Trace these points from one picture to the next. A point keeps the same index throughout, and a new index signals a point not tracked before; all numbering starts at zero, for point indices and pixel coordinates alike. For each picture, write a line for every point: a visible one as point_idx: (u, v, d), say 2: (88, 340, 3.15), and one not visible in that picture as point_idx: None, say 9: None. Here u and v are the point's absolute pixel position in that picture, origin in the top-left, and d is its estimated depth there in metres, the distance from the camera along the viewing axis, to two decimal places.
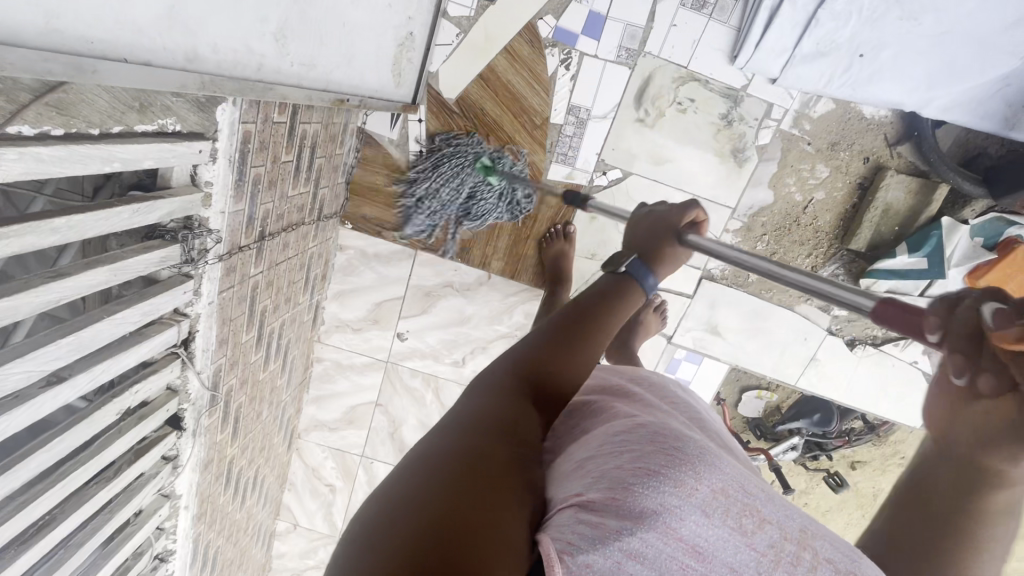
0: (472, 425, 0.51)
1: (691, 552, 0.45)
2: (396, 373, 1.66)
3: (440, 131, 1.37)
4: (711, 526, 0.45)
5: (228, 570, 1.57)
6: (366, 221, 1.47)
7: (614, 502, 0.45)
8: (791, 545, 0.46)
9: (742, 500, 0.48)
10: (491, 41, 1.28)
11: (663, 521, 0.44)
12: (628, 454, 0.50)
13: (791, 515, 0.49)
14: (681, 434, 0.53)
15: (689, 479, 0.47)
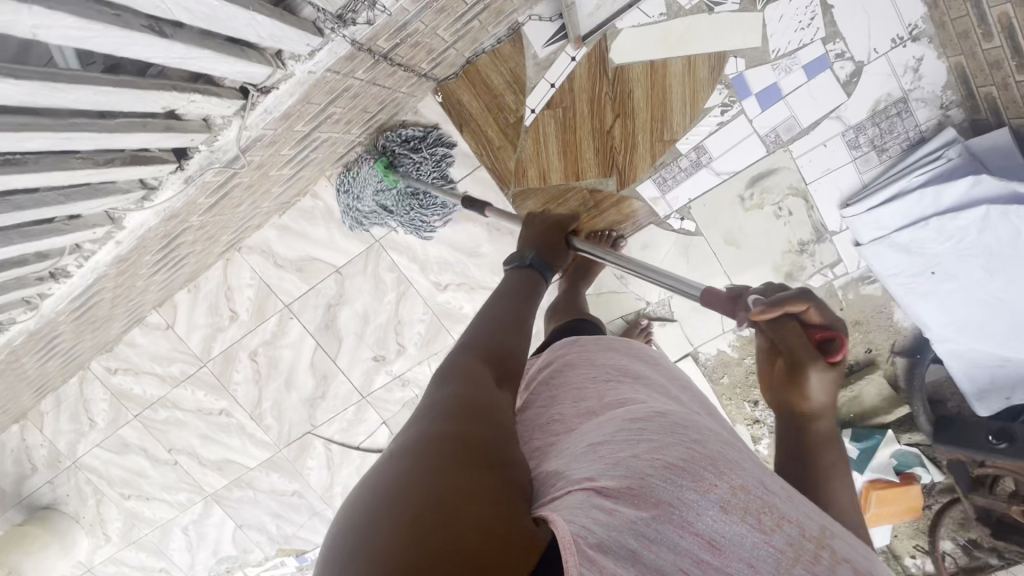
0: (444, 407, 0.53)
1: (706, 548, 0.44)
2: (376, 257, 1.55)
3: (582, 81, 1.32)
4: (730, 523, 0.45)
5: (86, 325, 1.37)
6: (457, 107, 1.37)
7: (629, 490, 0.45)
8: (810, 544, 0.45)
9: (760, 498, 0.47)
10: (683, 42, 1.26)
11: (679, 516, 0.44)
12: (643, 441, 0.49)
13: (812, 515, 0.48)
14: (699, 428, 0.52)
15: (707, 475, 0.46)
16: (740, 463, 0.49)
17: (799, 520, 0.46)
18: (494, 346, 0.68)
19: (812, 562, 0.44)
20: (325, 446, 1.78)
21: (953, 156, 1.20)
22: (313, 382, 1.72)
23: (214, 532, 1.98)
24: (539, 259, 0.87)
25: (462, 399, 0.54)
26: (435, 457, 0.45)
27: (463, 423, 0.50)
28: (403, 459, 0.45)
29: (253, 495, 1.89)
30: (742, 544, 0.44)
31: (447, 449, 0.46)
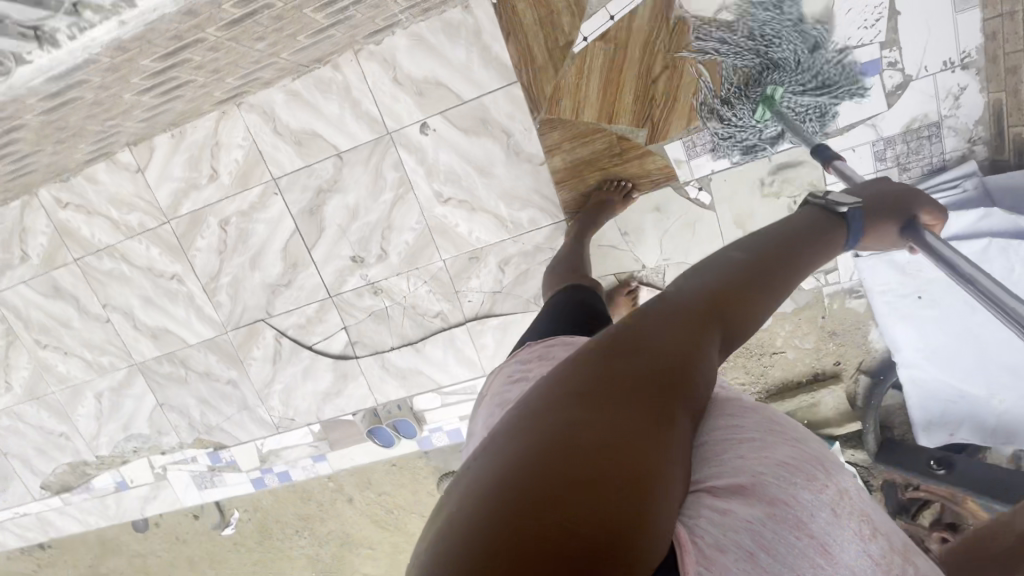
0: (639, 354, 0.54)
1: (822, 552, 0.49)
2: (383, 150, 1.47)
3: (641, 21, 1.28)
4: (839, 524, 0.52)
5: (52, 128, 1.23)
6: (509, 13, 1.30)
7: (745, 488, 0.51)
8: (892, 556, 0.54)
9: (859, 507, 0.56)
10: (750, 8, 1.24)
11: (794, 515, 0.50)
12: (748, 442, 0.56)
13: (892, 537, 0.58)
14: (806, 438, 0.60)
15: (815, 477, 0.54)
16: (843, 473, 0.58)
17: (885, 538, 0.56)
18: (723, 292, 0.65)
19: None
20: (276, 338, 1.68)
21: (969, 189, 1.25)
22: (281, 268, 1.61)
23: (131, 405, 1.83)
24: (857, 211, 0.86)
25: (658, 359, 0.54)
26: (610, 414, 0.47)
27: (651, 384, 0.51)
28: (573, 399, 0.48)
29: (184, 374, 1.77)
30: (847, 550, 0.51)
31: (624, 407, 0.48)
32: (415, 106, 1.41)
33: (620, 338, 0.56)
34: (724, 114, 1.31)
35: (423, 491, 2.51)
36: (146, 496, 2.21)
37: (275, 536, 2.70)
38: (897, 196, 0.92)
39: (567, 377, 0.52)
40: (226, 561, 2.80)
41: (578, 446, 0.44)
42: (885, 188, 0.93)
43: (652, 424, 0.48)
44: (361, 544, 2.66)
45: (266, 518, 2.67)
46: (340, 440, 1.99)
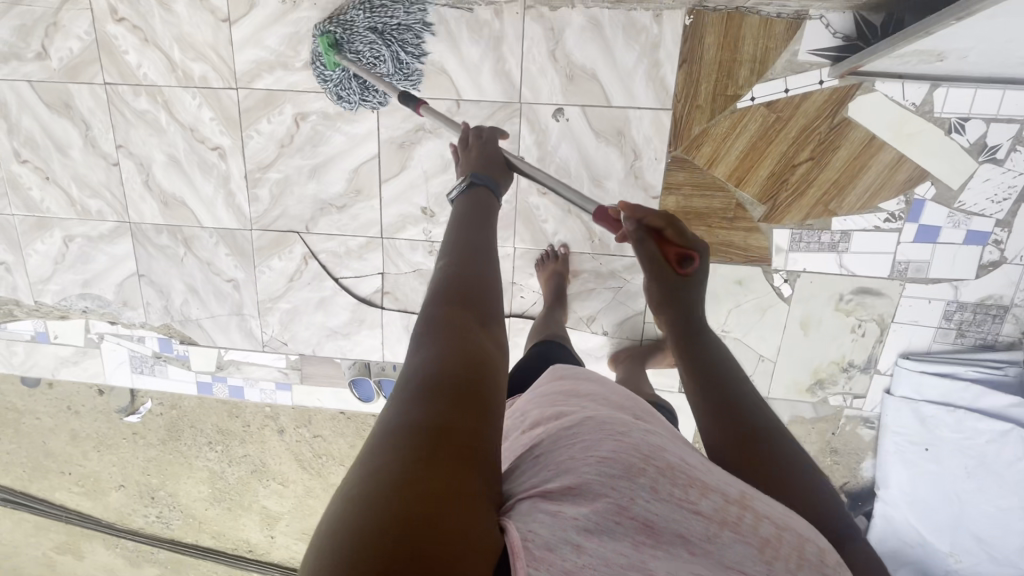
0: (424, 380, 0.52)
1: (643, 529, 0.47)
2: (504, 117, 1.36)
3: (811, 106, 1.27)
4: (658, 498, 0.48)
5: None
6: (695, 42, 1.25)
7: (573, 490, 0.49)
8: (732, 506, 0.51)
9: (684, 473, 0.51)
10: (907, 139, 1.27)
11: (613, 503, 0.47)
12: (577, 441, 0.53)
13: (731, 484, 0.55)
14: (622, 423, 0.57)
15: (635, 462, 0.50)
16: (661, 447, 0.54)
17: (717, 488, 0.52)
18: (466, 292, 0.67)
19: (736, 521, 0.50)
20: (303, 256, 1.53)
21: (1009, 375, 1.37)
22: (341, 188, 1.46)
23: (101, 263, 1.60)
24: (478, 176, 0.94)
25: (439, 373, 0.52)
26: (415, 446, 0.44)
27: (440, 399, 0.49)
28: (377, 447, 0.45)
29: (181, 255, 1.56)
30: (674, 518, 0.48)
31: (421, 431, 0.45)
32: (558, 88, 1.32)
33: (405, 375, 0.54)
34: (331, 74, 1.29)
35: (361, 447, 2.41)
36: (65, 359, 1.95)
37: (183, 440, 2.48)
38: (489, 151, 1.03)
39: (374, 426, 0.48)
40: (115, 448, 2.54)
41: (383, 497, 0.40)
42: (483, 141, 1.05)
43: (441, 433, 0.46)
44: (274, 478, 2.51)
45: (180, 419, 2.46)
46: (314, 377, 1.85)
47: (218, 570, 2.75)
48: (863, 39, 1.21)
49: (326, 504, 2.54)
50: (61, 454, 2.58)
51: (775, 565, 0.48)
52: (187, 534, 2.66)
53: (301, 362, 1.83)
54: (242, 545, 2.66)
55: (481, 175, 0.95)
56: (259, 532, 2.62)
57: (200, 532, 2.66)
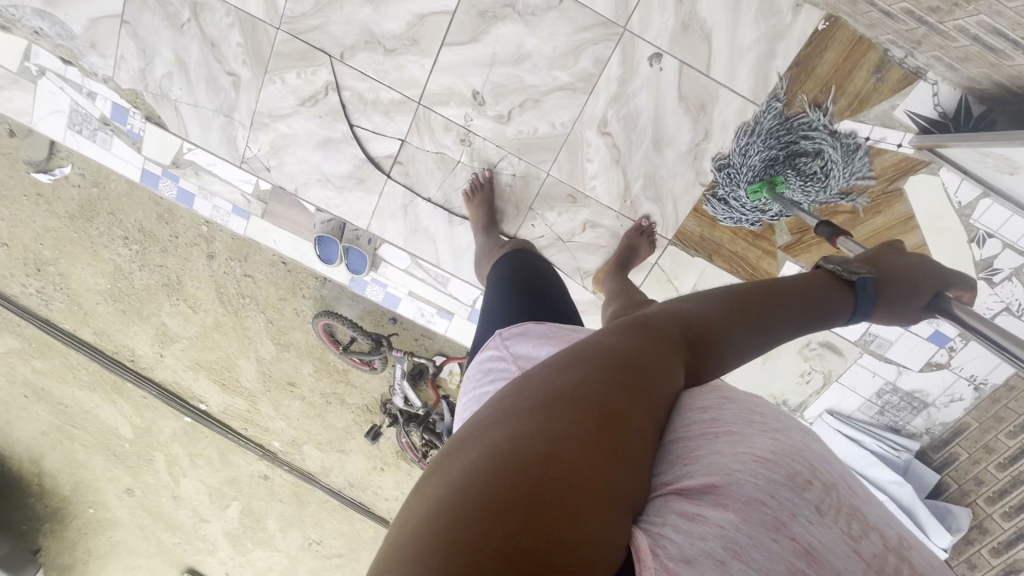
0: (589, 362, 0.52)
1: (803, 556, 0.42)
2: (600, 36, 1.24)
3: (877, 164, 1.28)
4: (824, 525, 0.44)
5: None
6: (814, 50, 1.20)
7: (716, 491, 0.44)
8: (890, 557, 0.45)
9: (846, 504, 0.47)
10: (936, 231, 1.33)
11: (774, 516, 0.43)
12: (724, 434, 0.49)
13: (889, 525, 0.49)
14: (773, 421, 0.52)
15: (801, 474, 0.46)
16: (822, 466, 0.49)
17: (878, 529, 0.47)
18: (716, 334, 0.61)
19: (894, 574, 0.44)
20: (326, 85, 1.34)
21: (901, 459, 1.54)
22: (397, 30, 1.28)
23: None
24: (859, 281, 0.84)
25: (610, 357, 0.52)
26: (574, 428, 0.43)
27: (609, 388, 0.48)
28: (524, 409, 0.46)
29: (182, 22, 1.32)
30: (835, 554, 0.43)
31: (589, 414, 0.45)
32: (668, 30, 1.22)
33: (575, 358, 0.53)
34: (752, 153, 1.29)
35: (290, 303, 2.29)
36: None
37: (97, 224, 2.23)
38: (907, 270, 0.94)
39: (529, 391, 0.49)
40: (9, 202, 2.22)
41: (526, 464, 0.40)
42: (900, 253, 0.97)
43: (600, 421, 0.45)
44: (185, 300, 2.34)
45: (99, 200, 2.19)
46: (279, 217, 1.70)
47: (89, 367, 2.58)
48: (956, 123, 1.21)
49: (231, 345, 2.42)
50: None
51: None
52: (66, 321, 2.44)
53: (271, 195, 1.66)
54: (125, 352, 2.49)
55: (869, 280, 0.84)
56: (148, 346, 2.46)
57: (81, 323, 2.44)
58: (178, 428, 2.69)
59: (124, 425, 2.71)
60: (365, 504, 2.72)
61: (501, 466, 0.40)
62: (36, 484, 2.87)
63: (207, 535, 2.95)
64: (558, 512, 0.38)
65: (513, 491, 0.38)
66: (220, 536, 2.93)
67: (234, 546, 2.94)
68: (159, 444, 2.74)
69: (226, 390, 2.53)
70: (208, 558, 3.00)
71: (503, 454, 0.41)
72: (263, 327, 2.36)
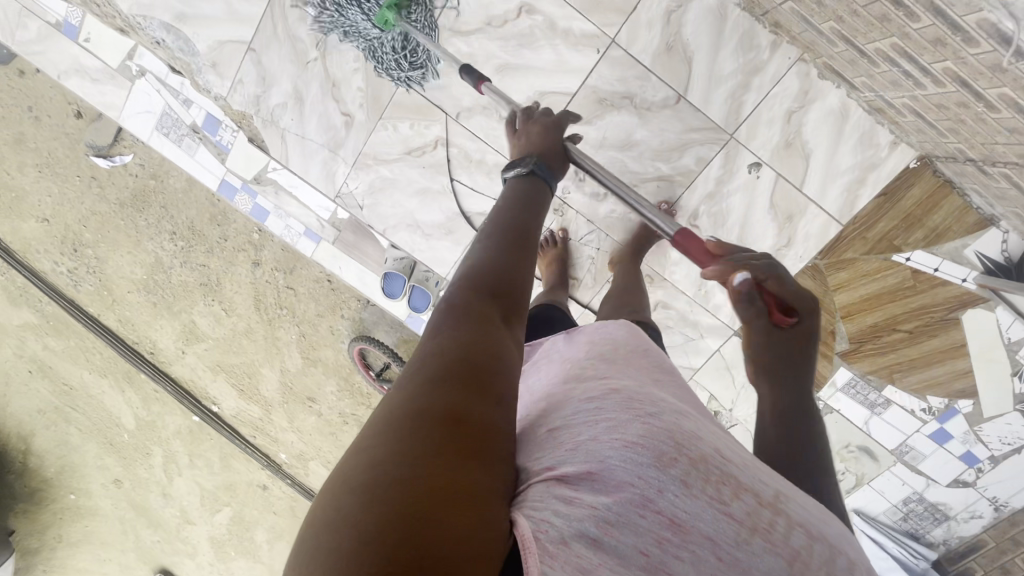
0: (432, 365, 0.53)
1: (670, 526, 0.46)
2: (706, 139, 1.32)
3: (940, 294, 1.36)
4: (692, 496, 0.47)
5: None
6: (902, 186, 1.30)
7: (591, 476, 0.48)
8: (764, 511, 0.50)
9: (718, 470, 0.51)
10: (984, 360, 1.39)
11: (641, 497, 0.46)
12: (602, 421, 0.52)
13: (765, 482, 0.54)
14: (653, 403, 0.55)
15: (666, 452, 0.49)
16: (692, 437, 0.52)
17: (751, 488, 0.51)
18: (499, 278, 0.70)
19: (768, 529, 0.49)
20: (436, 140, 1.39)
21: (918, 566, 1.63)
22: (516, 102, 1.34)
23: (212, 9, 1.35)
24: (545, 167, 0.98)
25: (461, 359, 0.53)
26: (429, 431, 0.45)
27: (460, 391, 0.49)
28: (378, 431, 0.46)
29: (308, 59, 1.35)
30: (703, 519, 0.47)
31: (441, 415, 0.47)
32: (771, 146, 1.31)
33: (433, 357, 0.55)
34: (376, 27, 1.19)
35: (327, 321, 2.29)
36: (84, 70, 1.65)
37: (146, 216, 2.21)
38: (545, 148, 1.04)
39: (388, 403, 0.50)
40: (61, 179, 2.21)
41: (380, 486, 0.41)
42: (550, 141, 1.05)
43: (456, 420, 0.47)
44: (220, 302, 2.33)
45: (154, 192, 2.18)
46: (351, 246, 1.73)
47: (104, 352, 2.53)
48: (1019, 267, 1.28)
49: (257, 352, 2.40)
50: None
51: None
52: (92, 304, 2.40)
53: (347, 227, 1.69)
54: (146, 343, 2.45)
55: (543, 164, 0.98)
56: (172, 341, 2.43)
57: (106, 309, 2.40)
58: (184, 426, 2.63)
59: (127, 415, 2.65)
60: None
61: (359, 496, 0.40)
62: (19, 463, 2.76)
63: (190, 538, 2.86)
64: (437, 508, 0.39)
65: (387, 499, 0.40)
66: (203, 540, 2.85)
67: (217, 553, 2.86)
68: (160, 439, 2.68)
69: (242, 396, 2.50)
70: (186, 561, 2.91)
71: (361, 482, 0.41)
72: (294, 339, 2.35)
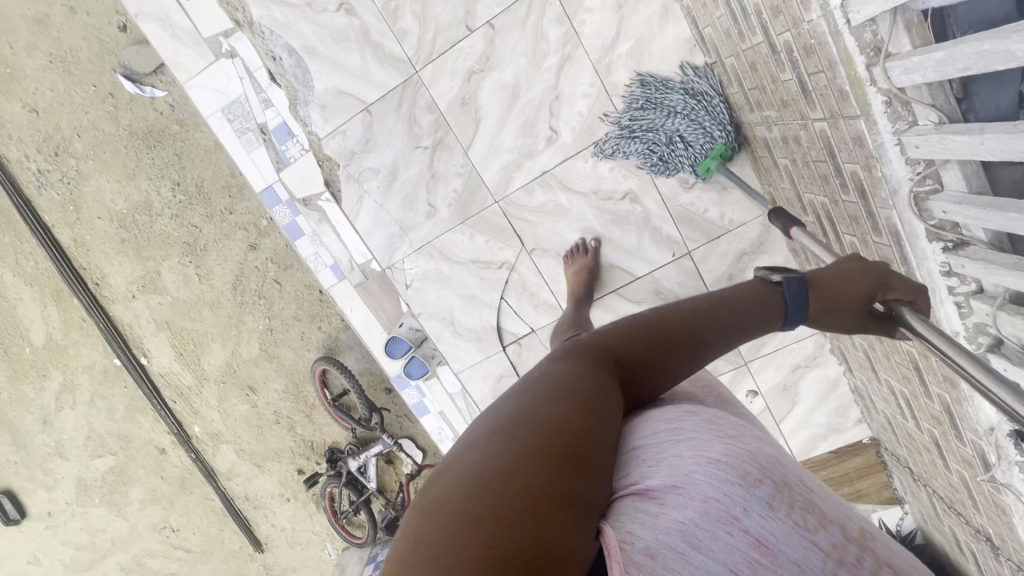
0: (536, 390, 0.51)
1: (758, 547, 0.42)
2: (726, 358, 1.51)
3: None
4: (775, 517, 0.44)
5: (775, 95, 1.00)
6: (848, 452, 1.56)
7: (677, 488, 0.43)
8: (850, 547, 0.47)
9: (795, 496, 0.47)
10: None
11: (728, 513, 0.42)
12: (685, 439, 0.48)
13: (848, 518, 0.51)
14: (733, 428, 0.52)
15: (752, 472, 0.46)
16: (759, 455, 0.49)
17: (836, 521, 0.48)
18: (658, 331, 0.61)
19: (853, 564, 0.45)
20: (503, 262, 1.46)
21: None
22: None
23: (346, 59, 1.33)
24: (792, 285, 0.70)
25: (567, 384, 0.51)
26: (537, 442, 0.43)
27: (557, 405, 0.47)
28: (492, 445, 0.44)
29: (419, 144, 1.37)
30: (791, 545, 0.43)
31: (550, 432, 0.44)
32: (772, 383, 1.52)
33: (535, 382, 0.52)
34: None
35: (301, 326, 2.26)
36: (168, 23, 1.54)
37: (156, 155, 2.06)
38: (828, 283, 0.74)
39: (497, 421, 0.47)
40: (73, 80, 2.00)
41: (496, 489, 0.39)
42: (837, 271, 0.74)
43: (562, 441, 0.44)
44: (197, 266, 2.21)
45: (176, 137, 2.05)
46: (371, 296, 1.73)
47: (41, 262, 2.29)
48: None
49: (214, 326, 2.30)
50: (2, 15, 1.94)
51: None
52: (50, 213, 2.17)
53: (377, 280, 1.69)
54: (94, 273, 2.25)
55: (800, 283, 0.71)
56: (126, 281, 2.26)
57: (64, 223, 2.18)
58: (99, 363, 2.45)
59: (37, 330, 2.41)
60: (248, 520, 2.64)
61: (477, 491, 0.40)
62: None
63: (53, 472, 2.64)
64: (542, 510, 0.39)
65: (506, 497, 0.39)
66: (69, 478, 2.65)
67: (78, 495, 2.66)
68: (65, 366, 2.46)
69: (179, 359, 2.38)
70: (39, 492, 2.67)
71: (478, 484, 0.40)
72: (260, 330, 2.29)
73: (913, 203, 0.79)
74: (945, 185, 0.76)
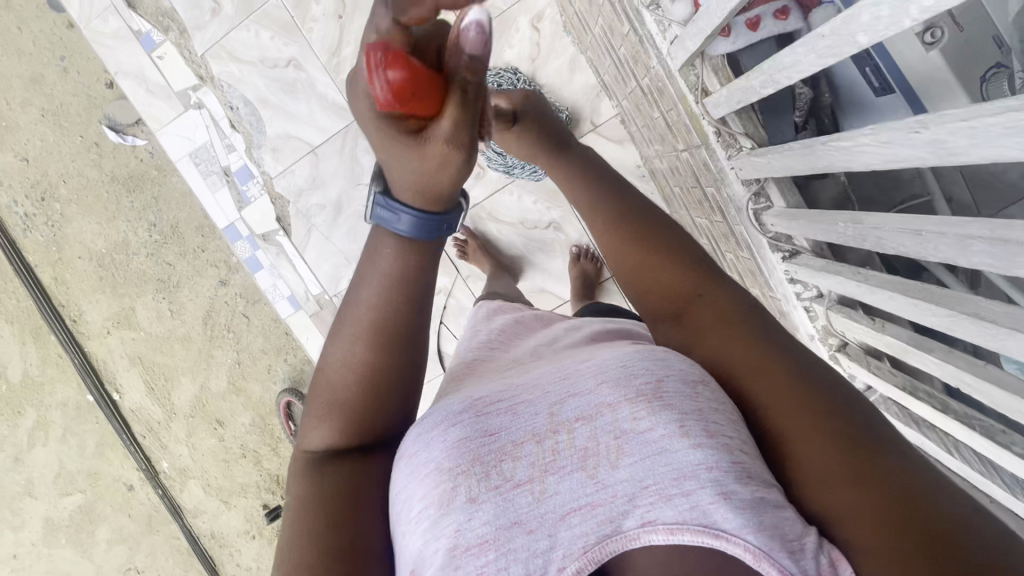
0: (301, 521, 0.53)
1: (495, 527, 0.47)
2: None
3: None
4: (486, 496, 0.48)
5: (654, 131, 1.14)
6: None
7: (424, 544, 0.48)
8: (548, 439, 0.51)
9: (489, 453, 0.51)
10: None
11: (456, 529, 0.47)
12: (404, 488, 0.52)
13: (535, 410, 0.53)
14: (423, 429, 0.55)
15: (447, 483, 0.49)
16: (443, 438, 0.53)
17: (526, 434, 0.52)
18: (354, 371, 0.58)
19: (560, 459, 0.49)
20: (440, 288, 1.57)
21: None
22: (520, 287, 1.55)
23: (294, 108, 1.49)
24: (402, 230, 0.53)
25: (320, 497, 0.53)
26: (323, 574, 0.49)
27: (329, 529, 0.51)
28: None
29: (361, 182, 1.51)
30: (518, 505, 0.48)
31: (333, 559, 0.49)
32: None
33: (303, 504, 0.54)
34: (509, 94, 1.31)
35: (267, 359, 2.34)
36: (143, 79, 1.71)
37: (136, 198, 2.22)
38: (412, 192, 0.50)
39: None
40: (62, 132, 2.18)
41: None
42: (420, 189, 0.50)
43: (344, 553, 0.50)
44: (170, 302, 2.32)
45: (153, 181, 2.20)
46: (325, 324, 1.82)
47: (22, 301, 2.40)
48: None
49: (185, 360, 2.38)
50: (3, 76, 2.14)
51: (608, 466, 0.48)
52: (33, 254, 2.30)
53: (329, 309, 1.79)
54: (72, 310, 2.35)
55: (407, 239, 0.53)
56: (101, 318, 2.36)
57: (47, 263, 2.31)
58: (73, 400, 2.51)
59: (15, 367, 2.49)
60: (213, 559, 2.62)
61: None
62: None
63: (21, 511, 2.64)
64: None
65: None
66: (37, 518, 2.65)
67: (45, 535, 2.66)
68: (39, 403, 2.52)
69: (150, 394, 2.44)
70: (6, 533, 2.67)
71: None
72: (228, 363, 2.36)
73: (754, 219, 0.89)
74: (773, 202, 0.87)
